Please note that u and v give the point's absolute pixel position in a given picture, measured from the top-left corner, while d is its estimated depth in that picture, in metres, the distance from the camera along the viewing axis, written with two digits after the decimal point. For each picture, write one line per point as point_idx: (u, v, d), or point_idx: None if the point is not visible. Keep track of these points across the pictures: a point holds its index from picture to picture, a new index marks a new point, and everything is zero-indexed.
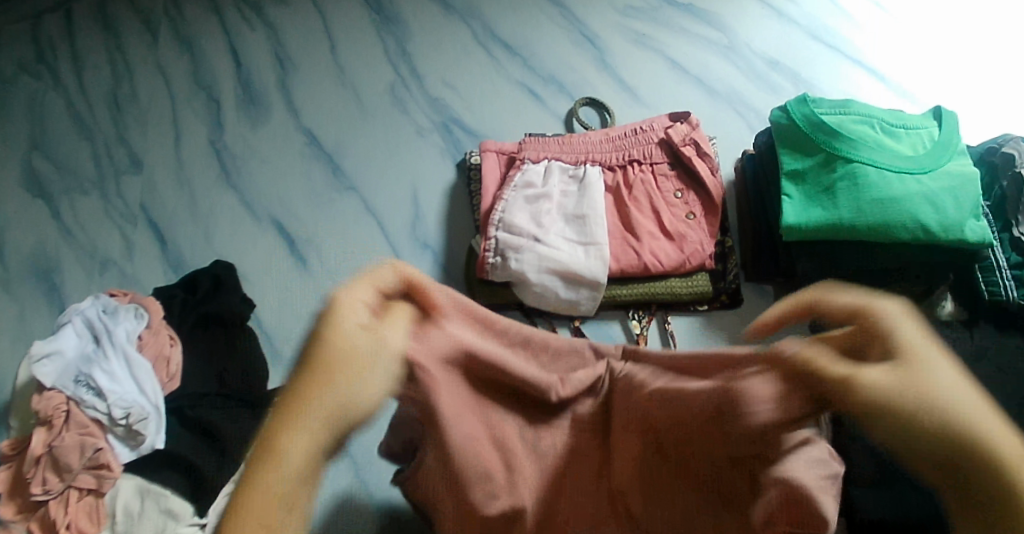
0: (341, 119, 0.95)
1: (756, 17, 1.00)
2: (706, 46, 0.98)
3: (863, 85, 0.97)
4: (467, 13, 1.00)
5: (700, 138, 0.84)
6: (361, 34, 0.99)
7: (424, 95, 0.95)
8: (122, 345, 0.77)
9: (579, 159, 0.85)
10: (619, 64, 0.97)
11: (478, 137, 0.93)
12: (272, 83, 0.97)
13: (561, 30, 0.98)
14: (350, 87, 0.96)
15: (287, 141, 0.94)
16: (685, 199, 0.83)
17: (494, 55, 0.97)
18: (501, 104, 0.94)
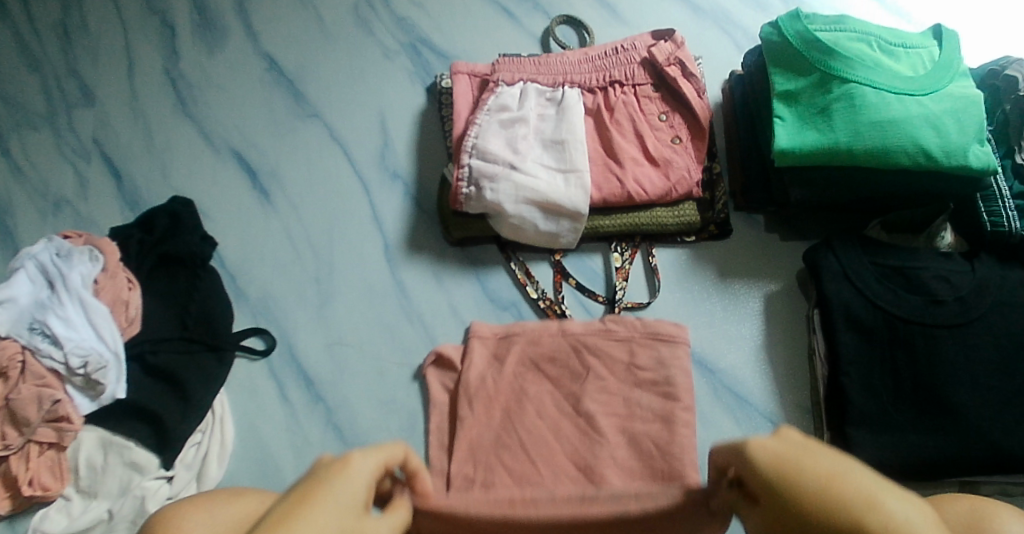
0: (302, 45, 0.88)
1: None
2: None
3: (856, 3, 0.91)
4: None
5: (685, 58, 0.80)
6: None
7: (390, 15, 0.89)
8: (77, 289, 0.71)
9: (557, 80, 0.80)
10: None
11: (448, 59, 0.86)
12: (228, 8, 0.91)
13: None
14: (311, 9, 0.90)
15: (245, 68, 0.88)
16: (669, 123, 0.79)
17: None
18: (475, 25, 0.88)
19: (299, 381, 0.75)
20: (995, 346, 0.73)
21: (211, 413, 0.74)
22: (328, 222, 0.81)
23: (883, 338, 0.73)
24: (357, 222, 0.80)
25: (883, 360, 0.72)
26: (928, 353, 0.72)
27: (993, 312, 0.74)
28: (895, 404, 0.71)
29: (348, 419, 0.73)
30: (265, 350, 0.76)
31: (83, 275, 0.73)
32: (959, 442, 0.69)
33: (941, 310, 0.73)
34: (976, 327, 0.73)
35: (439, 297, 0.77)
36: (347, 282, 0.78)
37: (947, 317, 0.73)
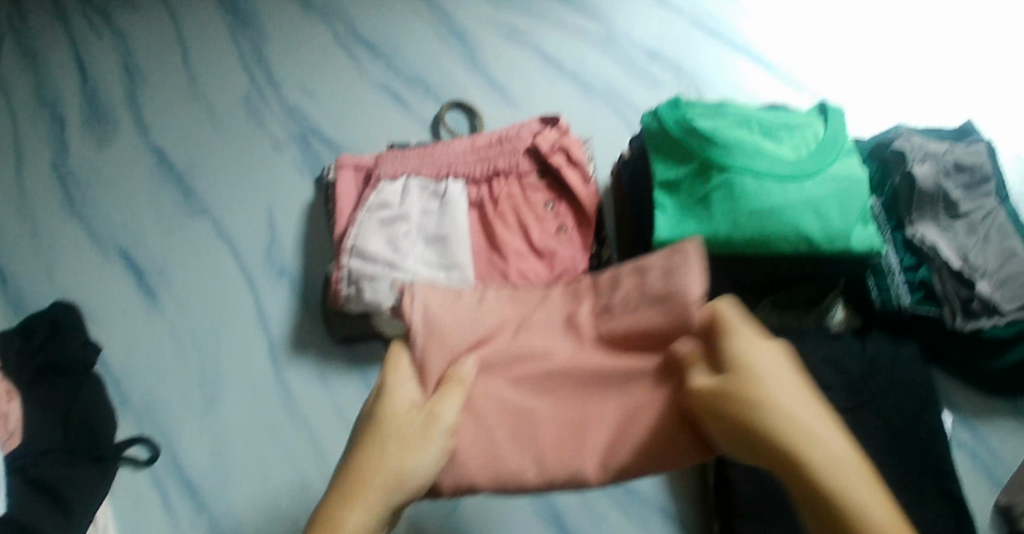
0: (191, 138, 0.88)
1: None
2: (582, 38, 0.91)
3: (749, 76, 0.91)
4: (327, 9, 0.92)
5: (570, 145, 0.78)
6: (217, 41, 0.92)
7: (281, 104, 0.88)
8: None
9: (441, 173, 0.79)
10: (491, 61, 0.90)
11: (338, 150, 0.86)
12: (118, 98, 0.90)
13: (427, 26, 0.91)
14: (202, 98, 0.89)
15: (135, 162, 0.87)
16: (555, 212, 0.79)
17: (357, 57, 0.90)
18: (364, 111, 0.88)
19: (183, 489, 0.75)
20: (883, 428, 0.75)
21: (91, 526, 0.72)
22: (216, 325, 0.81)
23: None
24: (244, 324, 0.80)
25: None
26: None
27: (880, 392, 0.76)
28: None
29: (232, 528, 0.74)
30: (149, 459, 0.76)
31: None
32: None
33: (829, 395, 0.75)
34: (862, 410, 0.75)
35: (325, 399, 0.77)
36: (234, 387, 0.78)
37: (834, 402, 0.75)
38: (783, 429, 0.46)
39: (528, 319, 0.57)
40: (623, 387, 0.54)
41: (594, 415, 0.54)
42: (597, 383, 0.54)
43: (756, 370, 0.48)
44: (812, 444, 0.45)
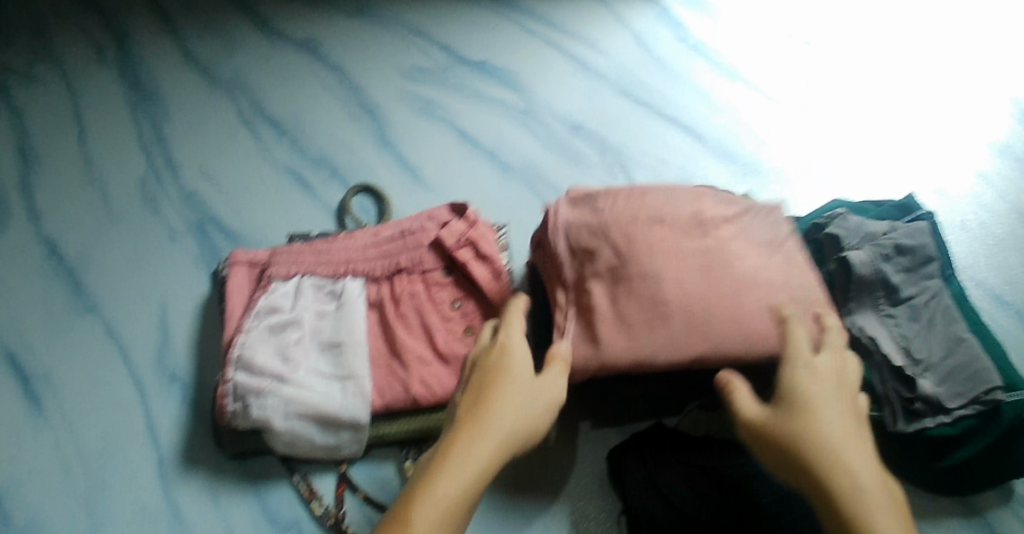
0: (83, 227, 0.82)
1: (559, 74, 0.90)
2: (501, 112, 0.87)
3: (680, 147, 0.86)
4: (234, 86, 0.89)
5: (478, 237, 0.73)
6: (116, 122, 0.87)
7: (180, 188, 0.84)
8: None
9: (338, 271, 0.75)
10: (401, 142, 0.85)
11: (237, 241, 0.81)
12: (8, 181, 0.84)
13: (339, 104, 0.88)
14: (97, 182, 0.84)
15: (19, 254, 0.81)
16: (461, 311, 0.73)
17: (262, 137, 0.86)
18: (268, 196, 0.83)
19: None
20: None
21: None
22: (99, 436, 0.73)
23: None
24: (131, 435, 0.73)
25: None
26: None
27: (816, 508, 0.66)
28: None
29: None
30: None
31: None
32: None
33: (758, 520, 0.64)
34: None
35: (216, 519, 0.70)
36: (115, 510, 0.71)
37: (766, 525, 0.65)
38: (816, 468, 0.51)
39: (673, 217, 0.65)
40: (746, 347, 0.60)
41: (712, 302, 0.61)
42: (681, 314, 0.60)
43: (812, 394, 0.54)
44: (800, 382, 0.56)
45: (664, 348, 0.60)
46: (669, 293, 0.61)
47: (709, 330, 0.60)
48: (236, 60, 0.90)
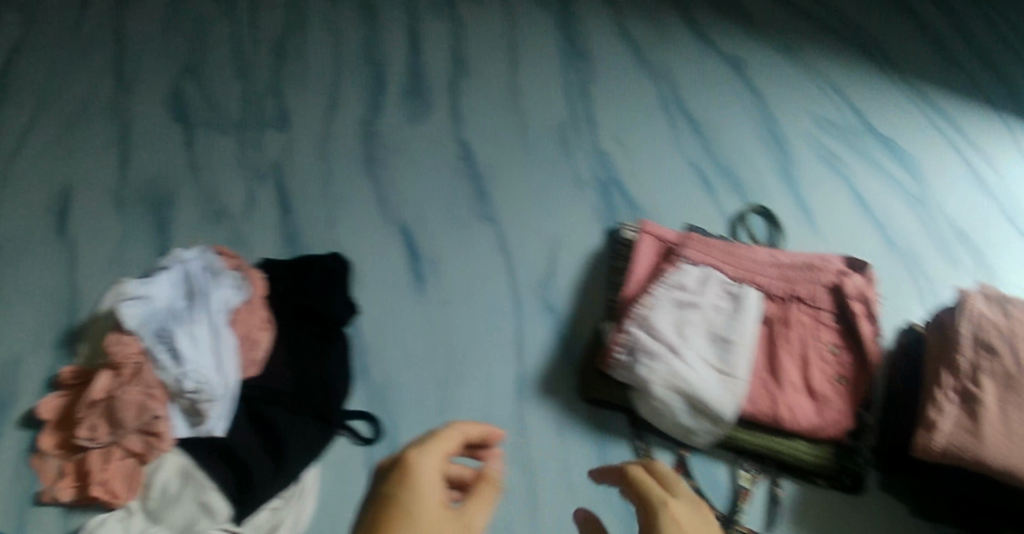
0: (310, 235, 0.97)
1: (731, 156, 1.01)
2: (646, 182, 0.99)
3: (796, 236, 0.96)
4: (414, 125, 1.03)
5: (659, 298, 0.86)
6: (341, 154, 1.02)
7: (364, 201, 0.99)
8: (214, 314, 0.87)
9: (524, 292, 0.93)
10: (591, 196, 0.98)
11: (414, 250, 0.95)
12: (236, 199, 1.00)
13: (505, 153, 1.01)
14: (294, 191, 1.00)
15: (230, 237, 0.97)
16: (630, 358, 0.83)
17: (436, 172, 1.00)
18: (469, 231, 0.96)
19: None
20: None
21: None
22: (297, 400, 0.87)
23: None
24: (336, 401, 0.86)
25: None
26: None
27: None
28: None
29: None
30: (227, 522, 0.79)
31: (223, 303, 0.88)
32: None
33: None
34: None
35: None
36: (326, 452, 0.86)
37: None
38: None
39: (811, 286, 0.89)
40: (841, 381, 0.87)
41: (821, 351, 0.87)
42: (804, 352, 0.87)
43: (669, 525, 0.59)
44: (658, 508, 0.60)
45: (801, 379, 0.86)
46: (779, 355, 0.86)
47: (826, 369, 0.87)
48: (445, 111, 1.04)
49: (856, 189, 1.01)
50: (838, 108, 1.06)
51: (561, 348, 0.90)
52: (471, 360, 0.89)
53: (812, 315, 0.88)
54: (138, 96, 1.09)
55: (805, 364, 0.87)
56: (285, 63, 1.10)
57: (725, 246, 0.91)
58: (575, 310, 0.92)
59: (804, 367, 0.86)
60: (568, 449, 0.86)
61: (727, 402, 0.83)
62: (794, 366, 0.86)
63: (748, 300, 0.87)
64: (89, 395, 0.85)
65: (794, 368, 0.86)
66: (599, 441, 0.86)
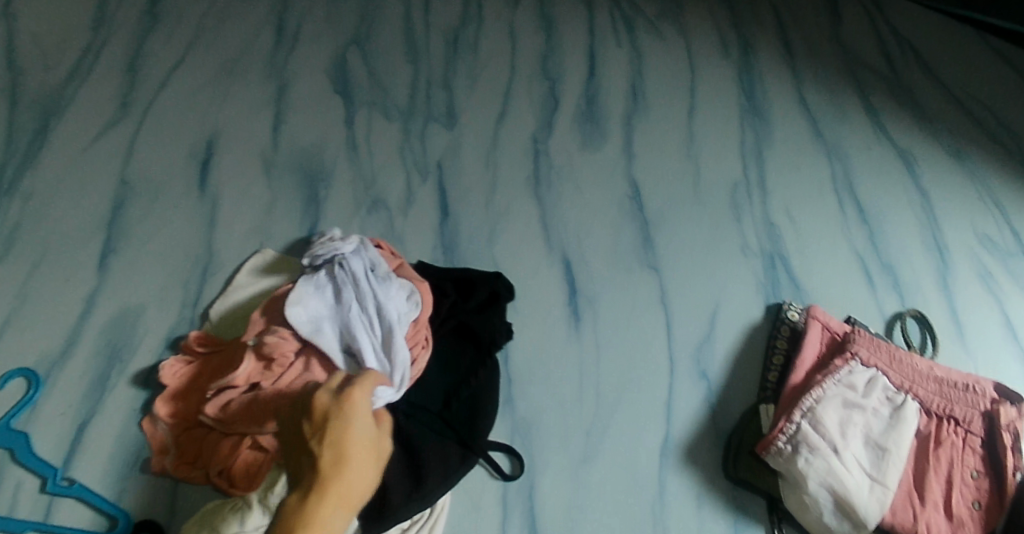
0: (469, 246, 0.92)
1: (895, 257, 1.00)
2: (810, 261, 0.97)
3: (947, 348, 0.96)
4: (586, 151, 1.00)
5: (826, 391, 0.85)
6: (509, 168, 0.97)
7: (528, 220, 0.95)
8: (391, 322, 0.81)
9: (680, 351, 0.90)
10: (758, 268, 0.95)
11: (573, 284, 0.92)
12: (395, 192, 0.95)
13: (676, 200, 0.98)
14: (457, 194, 0.95)
15: (386, 230, 0.93)
16: (791, 446, 0.82)
17: (605, 206, 0.96)
18: (632, 278, 0.93)
19: None
20: None
21: None
22: (445, 420, 0.83)
23: None
24: (480, 430, 0.83)
25: None
26: None
27: None
28: None
29: None
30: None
31: (399, 320, 0.81)
32: None
33: None
34: None
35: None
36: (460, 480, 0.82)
37: None
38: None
39: (964, 405, 0.89)
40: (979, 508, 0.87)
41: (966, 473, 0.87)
42: (951, 472, 0.86)
43: None
44: None
45: (944, 499, 0.86)
46: (927, 469, 0.86)
47: (967, 492, 0.87)
48: (621, 145, 1.00)
49: (1009, 313, 1.00)
50: (999, 228, 1.06)
51: (710, 419, 0.88)
52: (618, 414, 0.87)
53: (963, 435, 0.88)
54: (301, 59, 1.03)
55: (949, 484, 0.86)
56: (456, 54, 1.05)
57: (890, 351, 0.90)
58: (729, 383, 0.89)
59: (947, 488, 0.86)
60: (704, 525, 0.84)
61: (874, 510, 0.82)
62: (939, 485, 0.86)
63: (909, 412, 0.86)
64: (227, 380, 0.78)
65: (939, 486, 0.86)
66: (735, 522, 0.85)
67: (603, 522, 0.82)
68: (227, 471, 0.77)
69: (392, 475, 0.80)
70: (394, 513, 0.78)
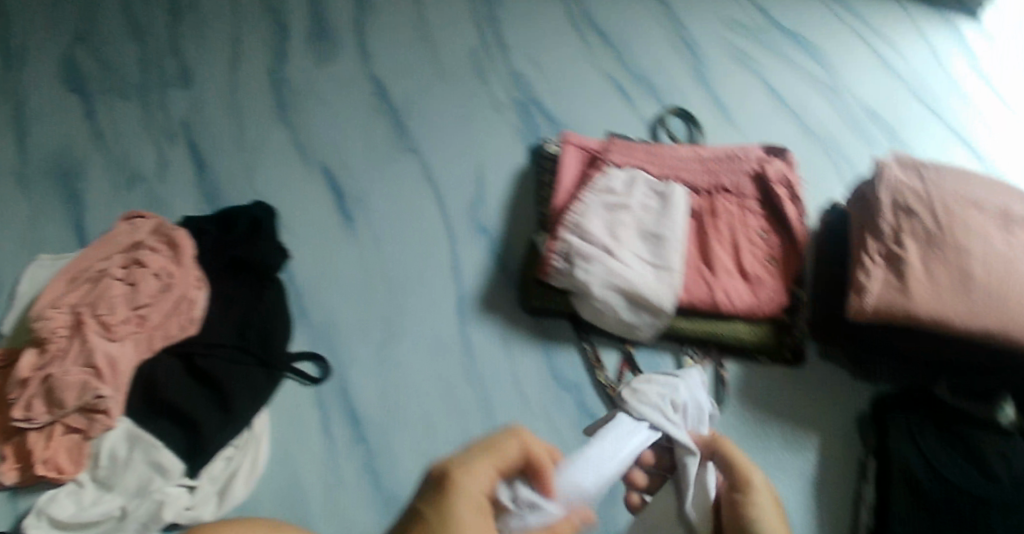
0: (230, 188, 0.95)
1: (646, 65, 1.02)
2: (561, 96, 1.00)
3: (713, 130, 0.98)
4: (321, 66, 1.03)
5: (586, 202, 0.87)
6: (253, 107, 1.01)
7: (281, 146, 0.98)
8: (163, 273, 0.86)
9: (453, 214, 0.93)
10: (511, 117, 0.98)
11: (337, 188, 0.95)
12: (149, 164, 0.98)
13: (416, 82, 1.01)
14: (209, 146, 0.99)
15: (149, 200, 0.96)
16: (565, 261, 0.84)
17: (352, 111, 1.00)
18: (391, 165, 0.96)
19: (245, 491, 0.80)
20: None
21: (195, 492, 0.80)
22: (243, 349, 0.85)
23: (932, 500, 0.81)
24: (277, 345, 0.85)
25: (926, 520, 0.80)
26: (974, 520, 0.79)
27: None
28: None
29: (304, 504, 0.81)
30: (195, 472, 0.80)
31: (158, 270, 0.86)
32: None
33: (998, 486, 0.80)
34: None
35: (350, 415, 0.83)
36: (274, 398, 0.85)
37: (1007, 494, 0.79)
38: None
39: (730, 171, 0.90)
40: (773, 261, 0.89)
41: (749, 233, 0.89)
42: (733, 237, 0.88)
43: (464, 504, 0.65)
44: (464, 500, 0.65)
45: (733, 263, 0.88)
46: (710, 242, 0.88)
47: (756, 250, 0.88)
48: (354, 51, 1.04)
49: (768, 80, 1.03)
50: (745, 7, 1.08)
51: (498, 267, 0.90)
52: (409, 290, 0.89)
53: (737, 199, 0.90)
54: (28, 71, 1.04)
55: (736, 249, 0.88)
56: (180, 23, 1.09)
57: (648, 148, 0.92)
58: (507, 229, 0.92)
59: (736, 253, 0.88)
60: (515, 360, 0.87)
61: (665, 294, 0.84)
62: (725, 253, 0.88)
63: (677, 196, 0.88)
64: (14, 378, 0.81)
65: (726, 254, 0.88)
66: (545, 348, 0.88)
67: (419, 391, 0.85)
68: (50, 460, 0.80)
69: (201, 413, 0.82)
70: (210, 443, 0.81)
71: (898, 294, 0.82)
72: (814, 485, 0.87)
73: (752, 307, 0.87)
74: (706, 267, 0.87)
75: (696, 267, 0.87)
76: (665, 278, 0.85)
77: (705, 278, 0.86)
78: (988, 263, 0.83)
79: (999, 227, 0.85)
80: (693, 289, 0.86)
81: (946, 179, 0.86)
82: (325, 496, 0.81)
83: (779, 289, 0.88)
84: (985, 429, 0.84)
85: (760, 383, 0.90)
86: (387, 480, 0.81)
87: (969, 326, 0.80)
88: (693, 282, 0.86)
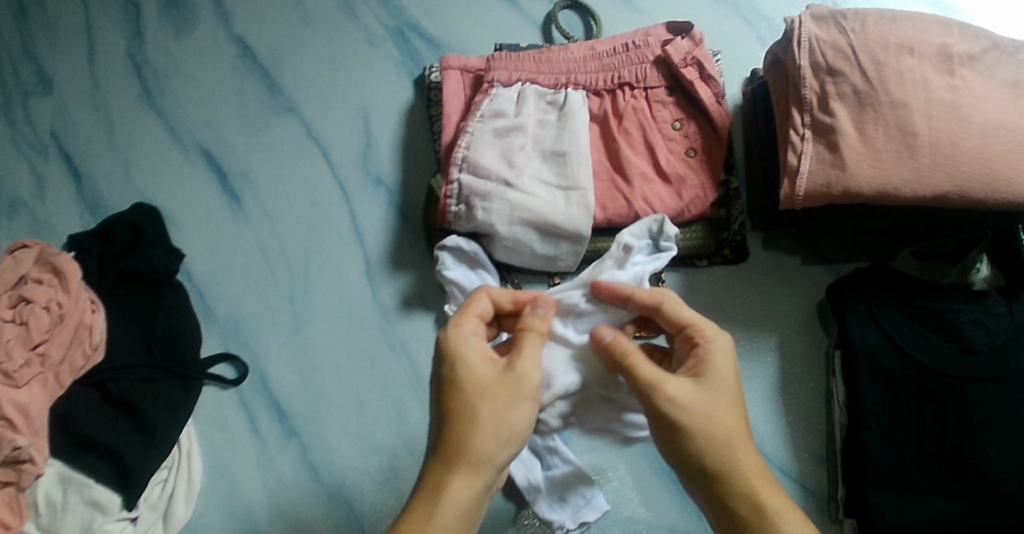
0: (114, 193, 0.91)
1: None
2: (440, 20, 0.94)
3: (605, 19, 0.92)
4: (187, 38, 0.96)
5: (473, 133, 0.78)
6: (119, 97, 0.95)
7: (163, 134, 0.93)
8: (53, 303, 0.77)
9: (349, 169, 0.89)
10: (389, 51, 0.93)
11: (225, 169, 0.90)
12: (25, 183, 0.92)
13: (286, 35, 0.94)
14: (86, 149, 0.93)
15: (35, 221, 0.91)
16: (462, 203, 0.76)
17: (227, 82, 0.94)
18: (275, 130, 0.91)
19: (186, 505, 0.77)
20: None
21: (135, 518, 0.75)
22: (153, 365, 0.80)
23: (911, 390, 0.72)
24: (187, 351, 0.81)
25: (909, 411, 0.72)
26: (958, 407, 0.71)
27: None
28: (916, 464, 0.70)
29: (248, 501, 0.77)
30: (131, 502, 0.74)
31: (46, 302, 0.76)
32: (983, 508, 0.68)
33: (978, 361, 0.71)
34: (1011, 381, 0.71)
35: (279, 404, 0.80)
36: (196, 407, 0.81)
37: (986, 368, 0.71)
38: (720, 469, 0.57)
39: (628, 62, 0.81)
40: (693, 152, 0.80)
41: (660, 127, 0.80)
42: (642, 137, 0.80)
43: (468, 390, 0.57)
44: (471, 368, 0.58)
45: (649, 164, 0.79)
46: (617, 148, 0.79)
47: (671, 144, 0.80)
48: (211, 15, 0.96)
49: None
50: None
51: (401, 220, 0.87)
52: (314, 262, 0.85)
53: (642, 92, 0.81)
54: None
55: (649, 148, 0.79)
56: (27, 18, 0.98)
57: (535, 55, 0.83)
58: (404, 175, 0.88)
59: (649, 153, 0.79)
60: (436, 313, 0.83)
61: (577, 216, 0.76)
62: (637, 155, 0.79)
63: (573, 103, 0.80)
64: None
65: (639, 157, 0.79)
66: None
67: (342, 369, 0.81)
68: None
69: (118, 440, 0.76)
70: (138, 473, 0.75)
71: (833, 172, 0.69)
72: (776, 392, 0.78)
73: (680, 209, 0.78)
74: (618, 177, 0.78)
75: (608, 179, 0.79)
76: (573, 198, 0.76)
77: (619, 189, 0.78)
78: (935, 102, 0.70)
79: (943, 66, 0.72)
80: (607, 205, 0.77)
81: (871, 27, 0.72)
82: (267, 499, 0.77)
83: (705, 182, 0.79)
84: (957, 299, 0.73)
85: (702, 290, 0.81)
86: (327, 463, 0.78)
87: (922, 193, 0.68)
88: (606, 196, 0.78)
